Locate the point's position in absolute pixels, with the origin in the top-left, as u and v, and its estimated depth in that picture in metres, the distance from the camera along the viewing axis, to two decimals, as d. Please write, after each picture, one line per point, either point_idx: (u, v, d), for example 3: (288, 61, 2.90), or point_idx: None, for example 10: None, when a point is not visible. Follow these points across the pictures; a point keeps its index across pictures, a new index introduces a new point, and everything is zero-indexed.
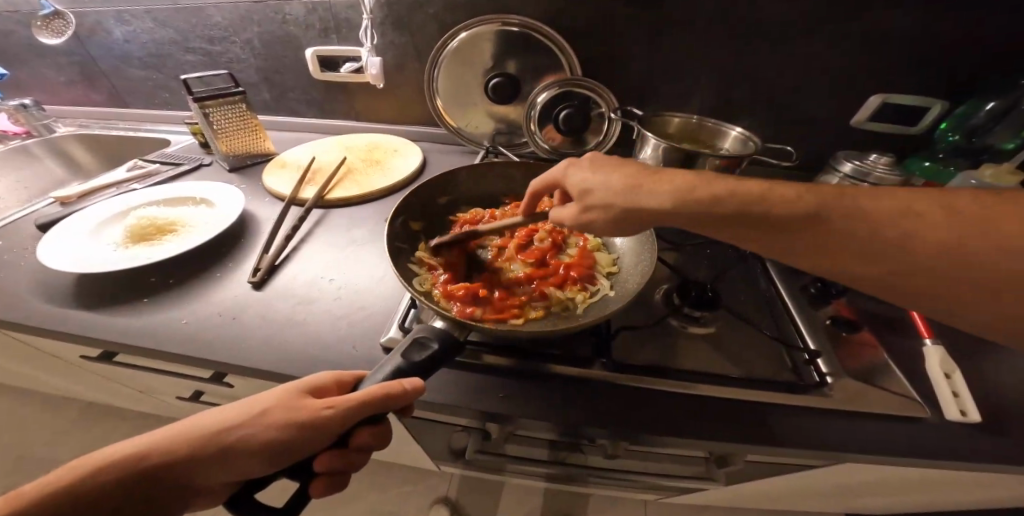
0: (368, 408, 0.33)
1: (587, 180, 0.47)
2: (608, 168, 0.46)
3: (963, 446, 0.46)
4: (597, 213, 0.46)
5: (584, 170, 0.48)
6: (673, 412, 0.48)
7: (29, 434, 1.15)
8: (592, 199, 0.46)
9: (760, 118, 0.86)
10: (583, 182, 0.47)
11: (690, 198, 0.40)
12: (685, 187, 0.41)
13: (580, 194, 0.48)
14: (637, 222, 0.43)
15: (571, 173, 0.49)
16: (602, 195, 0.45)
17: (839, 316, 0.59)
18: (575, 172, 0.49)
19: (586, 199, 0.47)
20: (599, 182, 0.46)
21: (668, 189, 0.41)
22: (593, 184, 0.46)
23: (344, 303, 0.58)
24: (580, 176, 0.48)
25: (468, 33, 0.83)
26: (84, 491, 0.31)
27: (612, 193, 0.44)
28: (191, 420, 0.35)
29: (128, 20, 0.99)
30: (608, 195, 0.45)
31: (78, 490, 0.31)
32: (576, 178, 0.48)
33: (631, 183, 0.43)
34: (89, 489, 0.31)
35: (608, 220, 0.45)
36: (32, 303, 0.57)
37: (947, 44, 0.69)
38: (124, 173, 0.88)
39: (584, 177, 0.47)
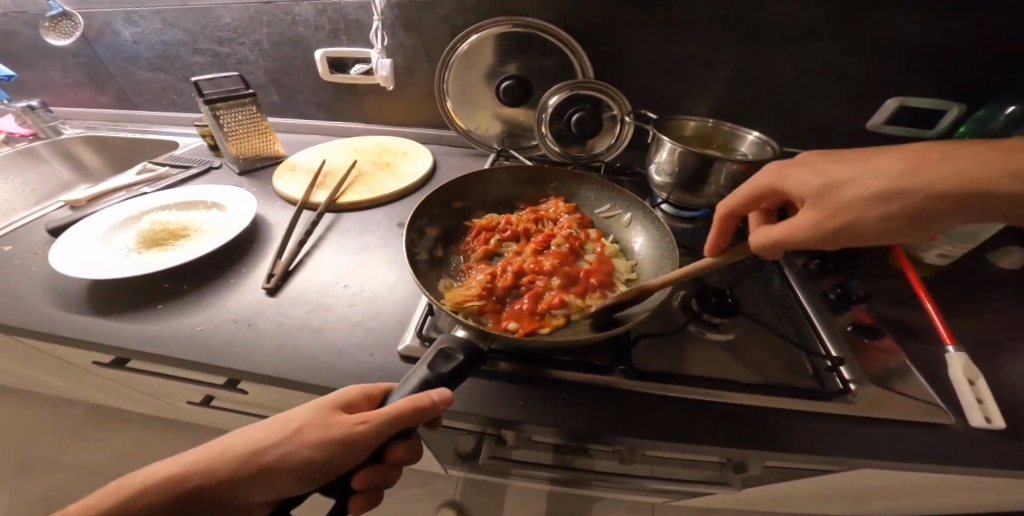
0: (401, 423, 0.33)
1: (827, 176, 0.41)
2: (854, 160, 0.41)
3: (987, 455, 0.45)
4: (842, 216, 0.40)
5: (805, 176, 0.43)
6: (694, 420, 0.47)
7: (35, 435, 1.15)
8: (835, 203, 0.40)
9: (773, 120, 0.86)
10: (823, 179, 0.41)
11: (964, 182, 0.35)
12: (954, 176, 0.36)
13: (817, 193, 0.41)
14: (896, 223, 0.38)
15: (792, 176, 0.44)
16: (868, 185, 0.39)
17: (857, 322, 0.59)
18: (799, 172, 0.44)
19: (830, 197, 0.40)
20: (853, 177, 0.40)
21: (927, 177, 0.37)
22: (839, 179, 0.41)
23: (360, 310, 0.58)
24: (809, 176, 0.42)
25: (479, 35, 0.83)
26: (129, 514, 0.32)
27: (886, 183, 0.38)
28: (223, 440, 0.35)
29: (136, 22, 0.99)
30: (861, 195, 0.39)
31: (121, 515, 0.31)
32: (806, 177, 0.43)
33: (899, 175, 0.38)
34: (134, 512, 0.32)
35: (868, 224, 0.39)
36: (46, 308, 0.57)
37: (960, 45, 0.68)
38: (134, 177, 0.88)
39: (812, 179, 0.42)
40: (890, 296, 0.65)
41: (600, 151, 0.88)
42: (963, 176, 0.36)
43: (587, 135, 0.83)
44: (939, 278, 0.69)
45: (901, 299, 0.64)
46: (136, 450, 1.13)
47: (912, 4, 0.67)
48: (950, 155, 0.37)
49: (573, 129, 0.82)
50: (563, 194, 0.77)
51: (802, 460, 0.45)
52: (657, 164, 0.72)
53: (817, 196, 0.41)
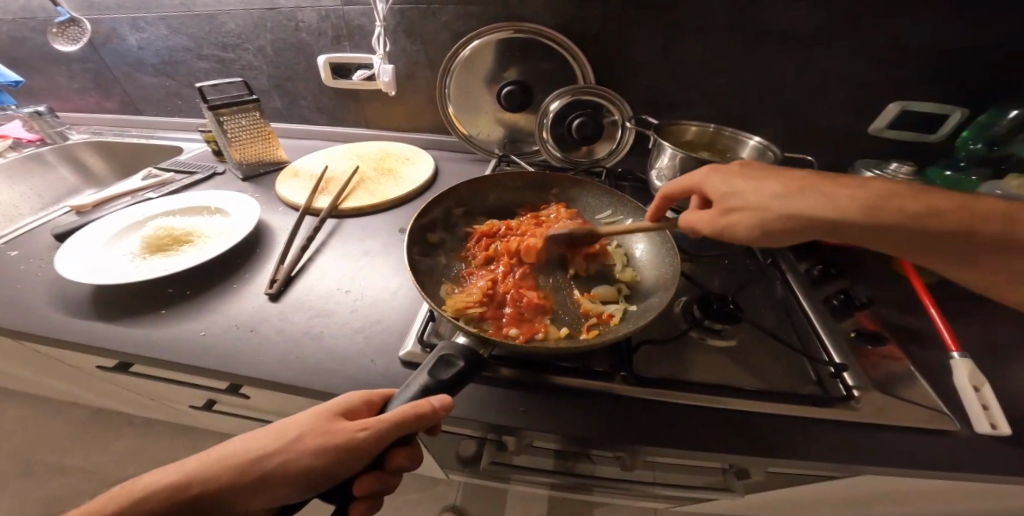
0: (402, 430, 0.33)
1: (731, 186, 0.49)
2: (756, 176, 0.48)
3: (993, 462, 0.45)
4: (802, 198, 0.44)
5: (735, 179, 0.49)
6: (695, 426, 0.47)
7: (39, 439, 1.16)
8: (805, 186, 0.45)
9: (774, 125, 0.86)
10: (726, 188, 0.49)
11: (813, 208, 0.43)
12: (832, 202, 0.43)
13: (721, 198, 0.49)
14: (838, 214, 0.42)
15: (710, 180, 0.51)
16: (752, 199, 0.47)
17: (861, 329, 0.58)
18: (716, 180, 0.50)
19: (727, 203, 0.49)
20: (747, 190, 0.47)
21: (800, 205, 0.44)
22: (738, 190, 0.48)
23: (361, 316, 0.58)
24: (722, 182, 0.49)
25: (480, 41, 0.83)
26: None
27: (764, 198, 0.46)
28: (221, 448, 0.35)
29: (142, 28, 1.00)
30: (752, 206, 0.46)
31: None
32: (717, 185, 0.50)
33: (776, 196, 0.45)
34: None
35: (817, 204, 0.43)
36: (52, 313, 0.57)
37: (963, 50, 0.68)
38: (139, 182, 0.89)
39: (734, 182, 0.49)
40: (893, 301, 0.65)
41: (601, 156, 0.88)
42: (829, 206, 0.43)
43: (588, 139, 0.84)
44: (941, 282, 0.69)
45: (905, 304, 0.64)
46: (139, 453, 1.13)
47: (915, 7, 0.67)
48: (827, 186, 0.44)
49: (574, 134, 0.82)
50: (564, 200, 0.77)
51: (803, 466, 0.45)
52: (658, 170, 0.72)
53: (789, 180, 0.46)
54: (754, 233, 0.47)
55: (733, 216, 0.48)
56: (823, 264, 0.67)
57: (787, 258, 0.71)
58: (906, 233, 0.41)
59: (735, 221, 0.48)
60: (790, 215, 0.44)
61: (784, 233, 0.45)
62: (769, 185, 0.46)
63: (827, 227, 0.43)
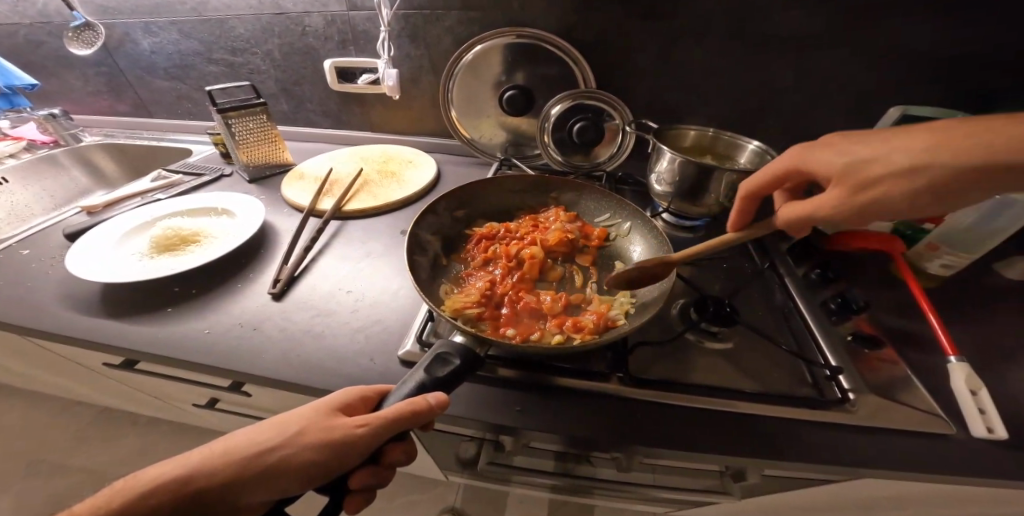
0: (399, 426, 0.34)
1: (855, 153, 0.42)
2: (875, 139, 0.42)
3: (989, 466, 0.44)
4: (970, 144, 0.37)
5: (850, 147, 0.43)
6: (690, 427, 0.47)
7: (46, 437, 1.17)
8: (957, 135, 0.38)
9: (773, 130, 0.86)
10: (851, 156, 0.42)
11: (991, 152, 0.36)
12: (1010, 140, 0.36)
13: (847, 168, 0.42)
14: None
15: (817, 154, 0.45)
16: (890, 162, 0.40)
17: (858, 332, 0.58)
18: (830, 151, 0.44)
19: (860, 172, 0.41)
20: (876, 155, 0.41)
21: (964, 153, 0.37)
22: (867, 155, 0.41)
23: (362, 316, 0.59)
24: (838, 154, 0.43)
25: (482, 46, 0.85)
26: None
27: (913, 156, 0.39)
28: (221, 442, 0.36)
29: (154, 32, 1.02)
30: (891, 170, 0.39)
31: (130, 513, 0.32)
32: (833, 157, 0.44)
33: (928, 150, 0.38)
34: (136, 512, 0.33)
35: (989, 149, 0.36)
36: (62, 310, 0.59)
37: (963, 55, 0.69)
38: (148, 183, 0.91)
39: (852, 150, 0.43)
40: (892, 304, 0.64)
41: (602, 160, 0.89)
42: (996, 152, 0.36)
43: (588, 144, 0.85)
44: (941, 288, 0.69)
45: (904, 309, 0.64)
46: (143, 452, 1.15)
47: (911, 8, 0.67)
48: (983, 127, 0.37)
49: (574, 138, 0.83)
50: (564, 204, 0.78)
51: (798, 468, 0.45)
52: (657, 174, 0.73)
53: (928, 132, 0.39)
54: (918, 198, 0.39)
55: (874, 186, 0.40)
56: (821, 268, 0.68)
57: (785, 261, 0.71)
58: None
59: (878, 193, 0.40)
60: (974, 166, 0.36)
61: (960, 191, 0.38)
62: (905, 144, 0.39)
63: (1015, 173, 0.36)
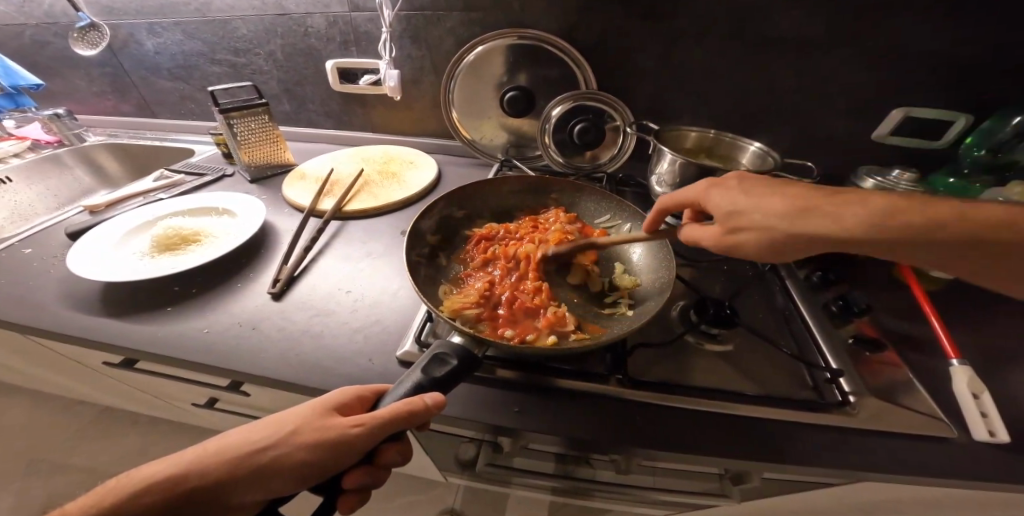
0: (394, 427, 0.34)
1: (735, 203, 0.47)
2: (756, 192, 0.47)
3: (990, 470, 0.44)
4: (810, 218, 0.43)
5: (737, 196, 0.48)
6: (689, 429, 0.47)
7: (48, 435, 1.18)
8: (804, 208, 0.44)
9: (776, 131, 0.86)
10: (730, 205, 0.47)
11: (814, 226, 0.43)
12: (839, 219, 0.42)
13: (726, 215, 0.48)
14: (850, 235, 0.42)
15: (711, 196, 0.50)
16: (755, 219, 0.45)
17: (860, 334, 0.58)
18: (719, 194, 0.49)
19: (733, 220, 0.47)
20: (749, 208, 0.46)
21: (797, 225, 0.43)
22: (742, 207, 0.47)
23: (361, 316, 0.59)
24: (725, 200, 0.48)
25: (484, 47, 0.85)
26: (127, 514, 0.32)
27: (768, 218, 0.45)
28: (217, 441, 0.36)
29: (159, 32, 1.03)
30: (755, 227, 0.46)
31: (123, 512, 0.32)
32: (720, 201, 0.48)
33: (778, 215, 0.44)
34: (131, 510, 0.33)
35: (819, 225, 0.42)
36: (62, 309, 0.59)
37: (968, 57, 0.68)
38: (151, 183, 0.91)
39: (736, 199, 0.47)
40: (894, 307, 0.64)
41: (603, 161, 0.89)
42: (825, 229, 0.42)
43: (589, 145, 0.85)
44: (945, 291, 0.68)
45: (907, 311, 0.63)
46: (144, 452, 1.15)
47: (911, 7, 0.66)
48: (823, 203, 0.43)
49: (575, 139, 0.83)
50: (564, 205, 0.78)
51: (796, 470, 0.45)
52: (658, 176, 0.72)
53: (793, 199, 0.45)
54: (766, 251, 0.46)
55: (741, 234, 0.47)
56: (822, 270, 0.67)
57: (786, 264, 0.71)
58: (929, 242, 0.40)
59: (741, 239, 0.47)
60: (810, 235, 0.43)
61: (798, 252, 0.45)
62: (771, 204, 0.45)
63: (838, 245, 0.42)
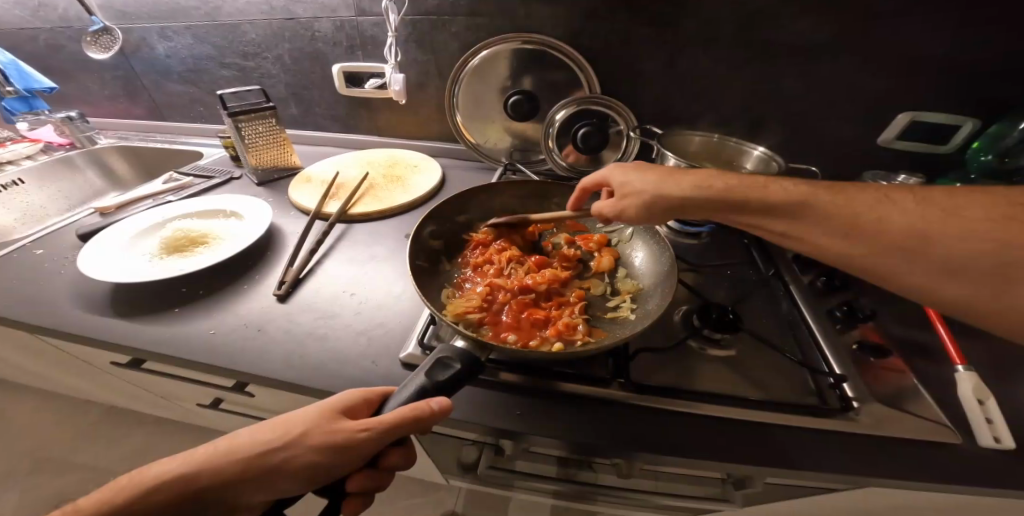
0: (399, 430, 0.35)
1: (625, 176, 0.57)
2: (643, 169, 0.56)
3: (996, 477, 0.44)
4: (669, 182, 0.52)
5: (630, 170, 0.57)
6: (691, 435, 0.47)
7: (52, 435, 1.19)
8: (674, 176, 0.53)
9: (780, 137, 0.86)
10: (622, 178, 0.57)
11: (670, 187, 0.52)
12: (696, 181, 0.50)
13: (619, 187, 0.58)
14: (696, 196, 0.49)
15: (614, 171, 0.60)
16: (636, 186, 0.55)
17: (865, 341, 0.57)
18: (618, 173, 0.59)
19: (622, 191, 0.57)
20: (636, 178, 0.56)
21: (673, 186, 0.52)
22: (630, 179, 0.56)
23: (365, 318, 0.60)
24: (621, 174, 0.58)
25: (490, 51, 0.85)
26: (142, 512, 0.33)
27: (644, 185, 0.54)
28: (226, 440, 0.37)
29: (170, 36, 1.04)
30: (636, 192, 0.55)
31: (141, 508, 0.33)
32: (619, 176, 0.58)
33: (654, 181, 0.54)
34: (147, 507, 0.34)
35: (681, 186, 0.51)
36: (72, 309, 0.60)
37: (976, 62, 0.68)
38: (160, 185, 0.93)
39: (625, 173, 0.57)
40: (900, 314, 0.63)
41: (606, 166, 0.89)
42: (696, 187, 0.50)
43: (593, 149, 0.85)
44: None
45: (912, 318, 0.63)
46: (149, 451, 1.16)
47: (910, 10, 0.66)
48: (694, 173, 0.52)
49: (579, 143, 0.83)
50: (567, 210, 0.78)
51: (797, 475, 0.44)
52: None
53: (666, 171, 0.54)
54: (644, 214, 0.55)
55: (624, 201, 0.56)
56: (827, 276, 0.67)
57: (790, 269, 0.71)
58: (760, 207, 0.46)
59: (626, 206, 0.56)
60: (663, 195, 0.52)
61: (668, 212, 0.53)
62: (650, 175, 0.54)
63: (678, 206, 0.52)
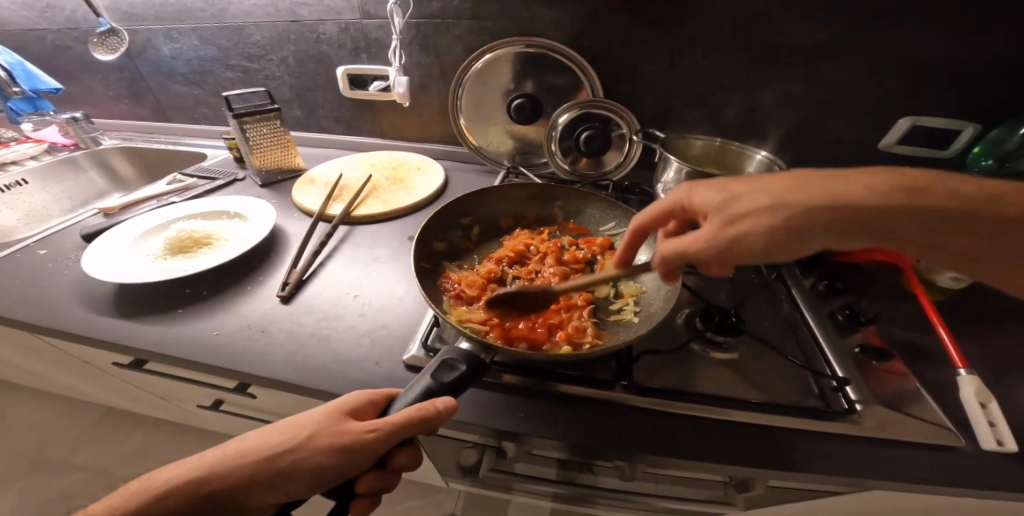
0: (407, 431, 0.35)
1: (727, 193, 0.44)
2: (748, 181, 0.44)
3: (998, 480, 0.44)
4: (810, 191, 0.39)
5: (725, 187, 0.45)
6: (695, 438, 0.47)
7: (50, 435, 1.19)
8: (807, 184, 0.40)
9: (781, 141, 0.87)
10: (722, 195, 0.44)
11: (822, 197, 0.38)
12: (850, 189, 0.38)
13: (719, 207, 0.44)
14: (869, 208, 0.36)
15: (698, 192, 0.47)
16: (757, 200, 0.41)
17: (867, 345, 0.57)
18: (704, 191, 0.47)
19: (728, 210, 0.43)
20: (744, 193, 0.42)
21: (821, 194, 0.38)
22: (736, 194, 0.43)
23: (368, 319, 0.60)
24: (715, 192, 0.45)
25: (492, 54, 0.86)
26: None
27: (773, 195, 0.40)
28: (234, 444, 0.37)
29: (176, 38, 1.05)
30: (759, 206, 0.40)
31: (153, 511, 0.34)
32: (709, 195, 0.46)
33: (783, 191, 0.40)
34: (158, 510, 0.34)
35: (832, 190, 0.38)
36: (75, 309, 0.60)
37: (976, 67, 0.68)
38: (164, 186, 0.93)
39: (725, 189, 0.45)
40: (901, 317, 0.64)
41: (609, 169, 0.90)
42: (847, 198, 0.37)
43: (596, 153, 0.85)
44: (954, 303, 0.68)
45: (913, 322, 0.63)
46: (149, 452, 1.16)
47: (907, 15, 0.67)
48: (832, 179, 0.40)
49: (581, 146, 0.84)
50: (569, 212, 0.78)
51: (800, 478, 0.44)
52: (663, 184, 0.73)
53: (788, 178, 0.42)
54: (777, 236, 0.39)
55: (741, 223, 0.41)
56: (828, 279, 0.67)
57: (791, 272, 0.71)
58: (940, 221, 0.36)
59: (744, 227, 0.41)
60: (814, 206, 0.38)
61: (811, 232, 0.38)
62: (768, 185, 0.41)
63: (832, 224, 0.37)
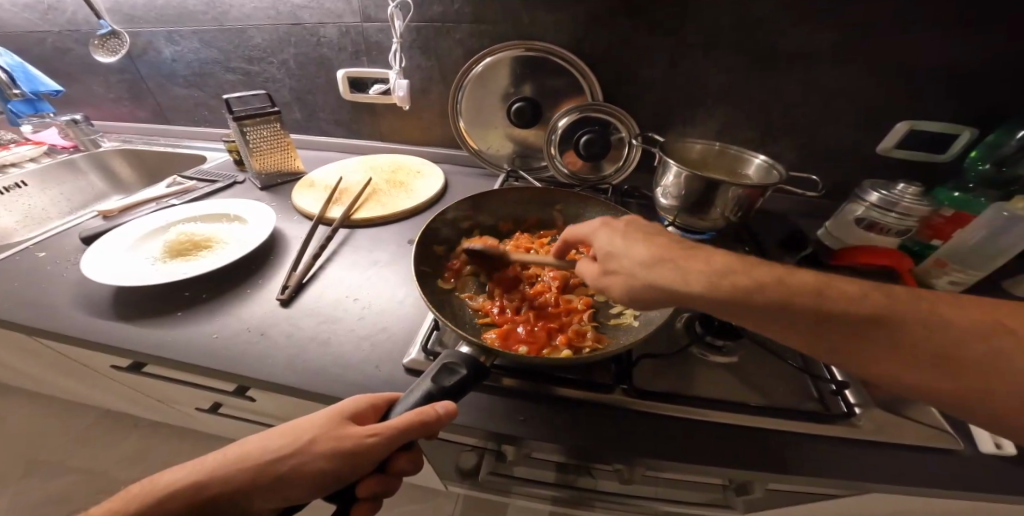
0: (407, 436, 0.35)
1: (612, 246, 0.48)
2: (633, 238, 0.47)
3: (995, 482, 0.44)
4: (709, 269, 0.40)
5: (616, 239, 0.48)
6: (695, 440, 0.47)
7: (46, 438, 1.18)
8: (668, 254, 0.43)
9: (780, 144, 0.87)
10: (607, 248, 0.48)
11: (668, 276, 0.42)
12: (694, 269, 0.41)
13: (603, 258, 0.48)
14: (695, 288, 0.40)
15: (597, 237, 0.51)
16: (626, 263, 0.45)
17: None
18: (602, 237, 0.50)
19: (608, 264, 0.47)
20: (621, 251, 0.46)
21: (671, 271, 0.42)
22: (616, 251, 0.47)
23: (368, 323, 0.60)
24: (606, 240, 0.49)
25: (492, 58, 0.87)
26: None
27: (635, 262, 0.44)
28: (236, 447, 0.37)
29: (177, 41, 1.05)
30: (626, 269, 0.45)
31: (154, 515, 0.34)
32: (601, 244, 0.49)
33: (647, 258, 0.44)
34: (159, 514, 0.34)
35: (675, 271, 0.42)
36: (74, 312, 0.60)
37: (972, 72, 0.69)
38: (163, 189, 0.93)
39: (614, 242, 0.48)
40: None
41: (608, 173, 0.90)
42: (682, 278, 0.41)
43: (595, 157, 0.86)
44: None
45: None
46: (146, 455, 1.15)
47: (904, 20, 0.68)
48: (693, 254, 0.43)
49: (581, 150, 0.84)
50: (569, 216, 0.79)
51: (800, 481, 0.44)
52: (663, 188, 0.73)
53: (657, 247, 0.45)
54: (629, 301, 0.45)
55: (610, 277, 0.47)
56: None
57: None
58: (790, 318, 0.36)
59: (609, 283, 0.47)
60: (657, 284, 0.42)
61: (655, 302, 0.43)
62: (640, 251, 0.45)
63: (685, 301, 0.41)
